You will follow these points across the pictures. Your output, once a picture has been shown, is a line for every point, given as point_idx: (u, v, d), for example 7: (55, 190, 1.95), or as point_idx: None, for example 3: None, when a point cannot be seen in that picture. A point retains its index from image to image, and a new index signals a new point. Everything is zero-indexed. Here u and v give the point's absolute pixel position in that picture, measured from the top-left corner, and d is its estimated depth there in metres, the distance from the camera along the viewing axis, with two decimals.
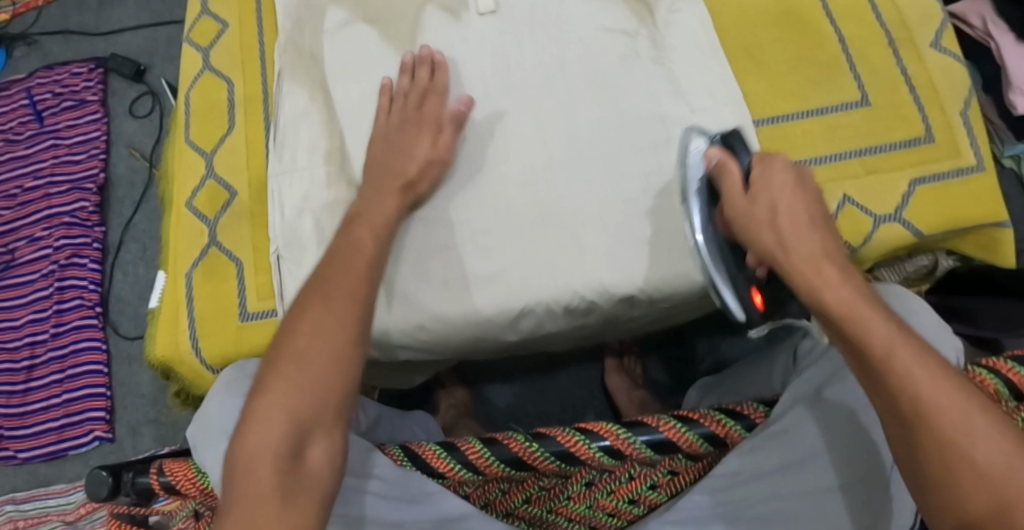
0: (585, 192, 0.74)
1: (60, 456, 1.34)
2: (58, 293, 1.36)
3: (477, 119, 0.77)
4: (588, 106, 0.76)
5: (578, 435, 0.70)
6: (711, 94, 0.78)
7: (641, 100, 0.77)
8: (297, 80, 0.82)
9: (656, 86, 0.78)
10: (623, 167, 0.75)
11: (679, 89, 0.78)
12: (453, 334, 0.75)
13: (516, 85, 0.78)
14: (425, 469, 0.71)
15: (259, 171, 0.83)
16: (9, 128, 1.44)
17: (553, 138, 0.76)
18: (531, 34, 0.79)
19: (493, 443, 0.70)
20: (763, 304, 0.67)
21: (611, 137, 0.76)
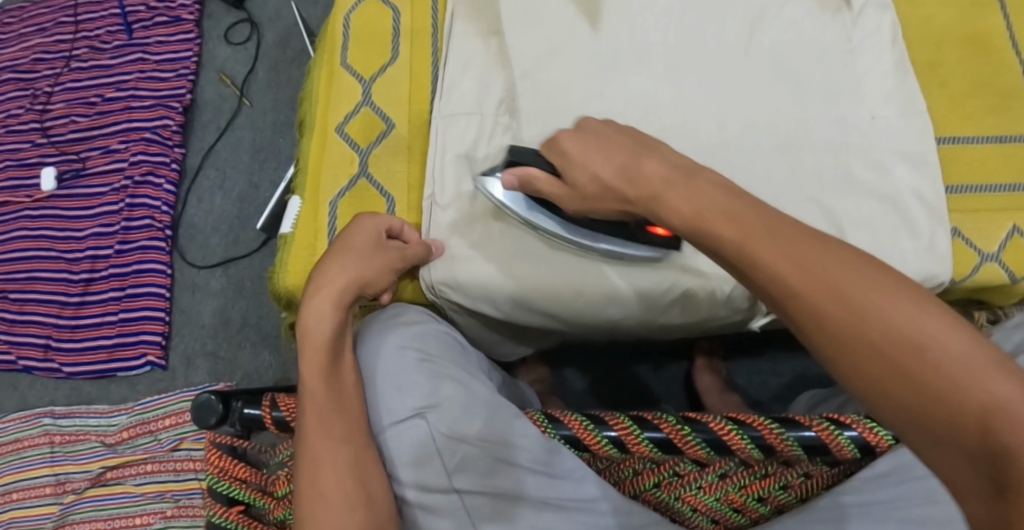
0: (760, 181, 0.75)
1: (107, 376, 1.31)
2: (127, 210, 1.32)
3: (660, 96, 0.78)
4: (770, 99, 0.78)
5: (731, 424, 0.69)
6: (896, 104, 0.78)
7: (822, 100, 0.78)
8: (469, 21, 0.82)
9: (838, 86, 0.78)
10: (800, 161, 0.76)
11: (860, 91, 0.78)
12: (607, 304, 0.76)
13: (699, 61, 0.79)
14: (569, 440, 0.70)
15: (420, 107, 0.84)
16: (97, 36, 1.40)
17: (732, 122, 0.77)
18: (716, 12, 0.81)
19: (642, 421, 0.70)
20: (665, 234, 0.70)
21: (789, 126, 0.77)
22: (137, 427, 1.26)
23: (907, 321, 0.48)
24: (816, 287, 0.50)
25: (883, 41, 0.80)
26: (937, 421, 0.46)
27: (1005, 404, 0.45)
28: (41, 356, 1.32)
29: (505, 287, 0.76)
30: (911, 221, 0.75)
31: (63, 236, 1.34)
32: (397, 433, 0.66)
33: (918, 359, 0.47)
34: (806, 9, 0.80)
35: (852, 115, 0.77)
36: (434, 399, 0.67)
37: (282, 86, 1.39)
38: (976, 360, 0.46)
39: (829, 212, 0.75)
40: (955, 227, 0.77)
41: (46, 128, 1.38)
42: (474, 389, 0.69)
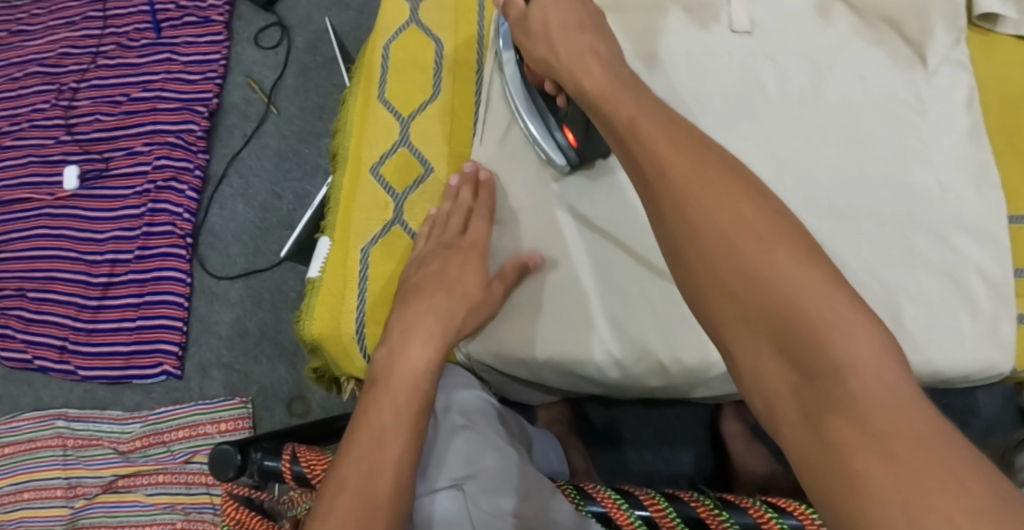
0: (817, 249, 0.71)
1: (122, 383, 1.29)
2: (149, 216, 1.30)
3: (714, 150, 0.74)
4: (827, 161, 0.73)
5: (770, 510, 0.65)
6: (965, 174, 0.72)
7: (886, 162, 0.73)
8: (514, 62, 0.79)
9: (905, 148, 0.73)
10: (860, 231, 0.71)
11: (927, 158, 0.73)
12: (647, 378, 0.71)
13: (757, 112, 0.75)
14: (600, 515, 0.68)
15: (460, 147, 0.82)
16: (125, 33, 1.37)
17: (789, 180, 0.73)
18: (781, 60, 0.76)
19: (676, 500, 0.67)
20: (575, 142, 0.73)
21: (849, 189, 0.72)
22: (150, 436, 1.25)
23: (786, 277, 0.47)
24: (700, 228, 0.51)
25: (954, 105, 0.74)
26: (785, 361, 0.46)
27: (847, 365, 0.44)
28: (56, 358, 1.30)
29: (553, 352, 0.71)
30: (976, 303, 0.70)
31: (83, 237, 1.32)
32: (432, 502, 0.63)
33: (806, 320, 0.46)
34: (872, 61, 0.75)
35: (915, 181, 0.72)
36: (472, 469, 0.64)
37: (311, 94, 1.35)
38: (838, 316, 0.46)
39: (885, 289, 0.70)
40: (1022, 313, 0.71)
41: (70, 125, 1.35)
42: (512, 459, 0.65)
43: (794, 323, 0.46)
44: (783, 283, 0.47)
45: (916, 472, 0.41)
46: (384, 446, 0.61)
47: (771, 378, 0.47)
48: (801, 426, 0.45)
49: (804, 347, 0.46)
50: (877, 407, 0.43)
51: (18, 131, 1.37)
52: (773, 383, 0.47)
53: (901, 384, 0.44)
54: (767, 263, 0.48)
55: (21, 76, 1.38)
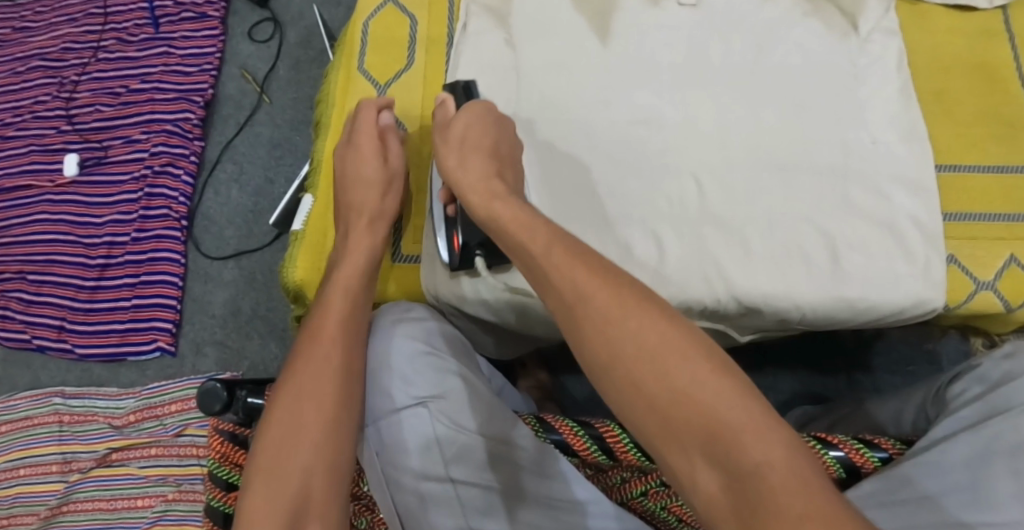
0: (761, 200, 0.76)
1: (118, 360, 1.34)
2: (145, 200, 1.36)
3: (665, 114, 0.79)
4: (771, 123, 0.79)
5: None
6: (896, 129, 0.78)
7: (823, 122, 0.79)
8: (480, 44, 0.82)
9: (840, 108, 0.79)
10: (801, 184, 0.77)
11: (862, 116, 0.79)
12: None
13: (704, 79, 0.80)
14: (559, 443, 0.72)
15: (431, 113, 0.87)
16: (125, 28, 1.44)
17: (733, 142, 0.78)
18: (729, 36, 0.81)
19: (630, 429, 0.70)
20: (457, 244, 0.76)
21: (791, 147, 0.78)
22: (144, 411, 1.29)
23: (697, 387, 0.54)
24: (621, 344, 0.57)
25: (886, 68, 0.80)
26: (708, 467, 0.52)
27: (767, 464, 0.50)
28: (54, 337, 1.35)
29: (520, 288, 0.76)
30: (909, 244, 0.75)
31: (82, 221, 1.37)
32: (398, 419, 0.67)
33: (721, 430, 0.52)
34: (812, 32, 0.81)
35: (850, 137, 0.78)
36: (439, 390, 0.67)
37: (302, 85, 1.42)
38: (751, 420, 0.52)
39: (825, 234, 0.75)
40: (951, 254, 0.76)
41: (71, 116, 1.42)
42: (478, 385, 0.69)
43: (708, 429, 0.52)
44: (695, 396, 0.53)
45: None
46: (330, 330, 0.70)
47: (702, 483, 0.52)
48: (729, 520, 0.50)
49: (727, 450, 0.52)
50: (796, 510, 0.48)
51: (21, 122, 1.43)
52: (705, 485, 0.52)
53: (812, 475, 0.50)
54: (684, 380, 0.54)
55: (24, 70, 1.45)
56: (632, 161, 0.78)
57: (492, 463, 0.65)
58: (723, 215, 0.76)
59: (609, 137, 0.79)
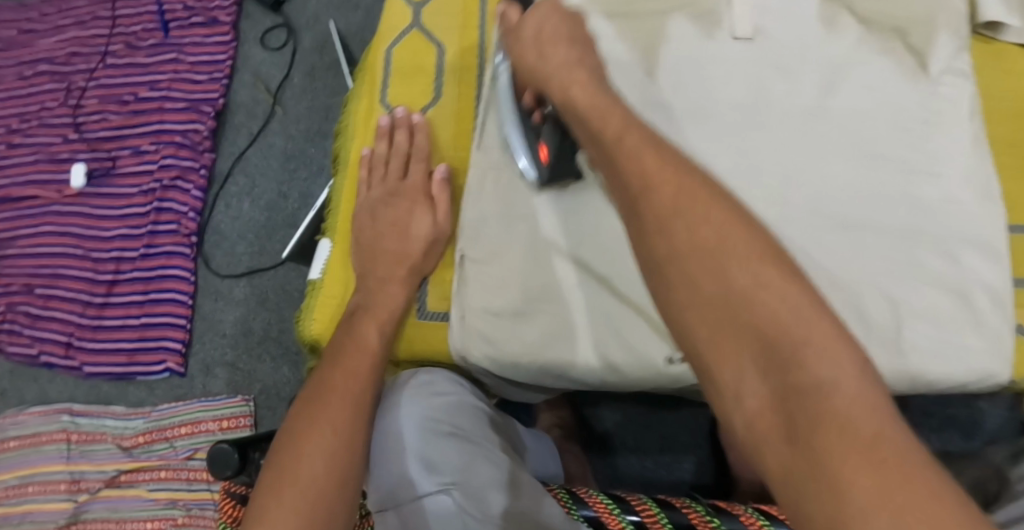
0: (820, 261, 0.68)
1: (126, 379, 1.31)
2: (154, 214, 1.31)
3: (714, 161, 0.72)
4: (832, 174, 0.71)
5: (761, 517, 0.66)
6: (972, 185, 0.70)
7: (891, 172, 0.70)
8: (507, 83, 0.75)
9: (910, 159, 0.71)
10: (866, 244, 0.69)
11: (934, 168, 0.70)
12: (636, 384, 0.71)
13: (759, 120, 0.72)
14: (592, 521, 0.66)
15: (460, 153, 0.82)
16: (133, 32, 1.39)
17: (791, 194, 0.70)
18: (784, 69, 0.74)
19: (669, 507, 0.67)
20: (547, 156, 0.72)
21: (854, 201, 0.70)
22: (153, 432, 1.26)
23: (766, 295, 0.47)
24: (690, 237, 0.50)
25: (960, 114, 0.71)
26: (763, 374, 0.45)
27: (833, 383, 0.43)
28: (62, 353, 1.32)
29: (556, 360, 0.71)
30: (979, 316, 0.68)
31: (90, 234, 1.33)
32: (421, 507, 0.60)
33: (786, 343, 0.45)
34: (882, 71, 0.72)
35: (920, 192, 0.70)
36: (463, 474, 0.61)
37: (317, 95, 1.36)
38: (820, 334, 0.45)
39: (889, 301, 0.68)
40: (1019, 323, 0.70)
41: (78, 124, 1.37)
42: (501, 469, 0.63)
43: (772, 340, 0.45)
44: (765, 304, 0.46)
45: (893, 485, 0.40)
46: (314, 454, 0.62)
47: (750, 396, 0.45)
48: (779, 443, 0.44)
49: (786, 362, 0.45)
50: (868, 444, 0.41)
51: (28, 128, 1.38)
52: (757, 397, 0.45)
53: (886, 404, 0.43)
54: (755, 285, 0.47)
55: (31, 74, 1.40)
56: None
57: None
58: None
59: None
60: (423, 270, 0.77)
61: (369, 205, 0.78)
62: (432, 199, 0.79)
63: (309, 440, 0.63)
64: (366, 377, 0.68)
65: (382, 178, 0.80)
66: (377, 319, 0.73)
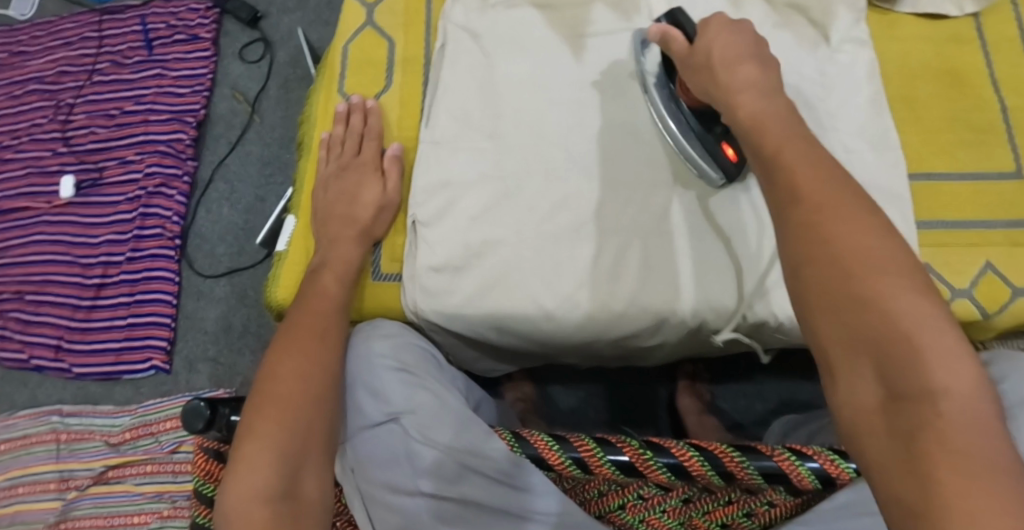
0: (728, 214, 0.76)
1: (114, 378, 1.36)
2: (140, 219, 1.38)
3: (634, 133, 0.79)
4: (743, 135, 0.77)
5: (692, 450, 0.71)
6: (868, 139, 0.77)
7: None
8: (452, 68, 0.83)
9: (812, 121, 0.77)
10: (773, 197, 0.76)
11: (833, 127, 0.77)
12: (576, 330, 0.76)
13: None
14: (534, 457, 0.71)
15: (408, 134, 0.88)
16: (119, 51, 1.47)
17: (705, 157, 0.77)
18: None
19: (606, 443, 0.72)
20: (734, 156, 0.75)
21: (763, 160, 0.76)
22: (139, 428, 1.31)
23: (907, 313, 0.52)
24: (819, 247, 0.55)
25: (854, 80, 0.79)
26: (874, 376, 0.52)
27: (948, 395, 0.49)
28: (51, 356, 1.37)
29: (499, 307, 0.76)
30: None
31: (78, 241, 1.39)
32: (373, 434, 0.69)
33: (910, 351, 0.51)
34: (787, 43, 0.80)
35: (823, 149, 0.77)
36: (411, 405, 0.69)
37: (292, 104, 1.44)
38: (941, 349, 0.50)
39: None
40: (925, 262, 0.75)
41: (67, 138, 1.44)
42: (449, 399, 0.70)
43: (892, 348, 0.51)
44: (903, 321, 0.51)
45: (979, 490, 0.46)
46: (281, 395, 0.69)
47: (861, 395, 0.52)
48: (884, 438, 0.50)
49: (905, 368, 0.51)
50: (970, 459, 0.47)
51: (18, 144, 1.45)
52: (866, 397, 0.52)
53: (986, 419, 0.49)
54: (890, 308, 0.52)
55: (22, 94, 1.48)
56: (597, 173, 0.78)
57: (459, 477, 0.66)
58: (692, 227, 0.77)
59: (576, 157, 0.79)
60: (377, 235, 0.84)
61: (325, 180, 0.85)
62: (382, 170, 0.85)
63: (281, 370, 0.71)
64: (332, 312, 0.76)
65: (339, 155, 0.86)
66: (336, 272, 0.79)
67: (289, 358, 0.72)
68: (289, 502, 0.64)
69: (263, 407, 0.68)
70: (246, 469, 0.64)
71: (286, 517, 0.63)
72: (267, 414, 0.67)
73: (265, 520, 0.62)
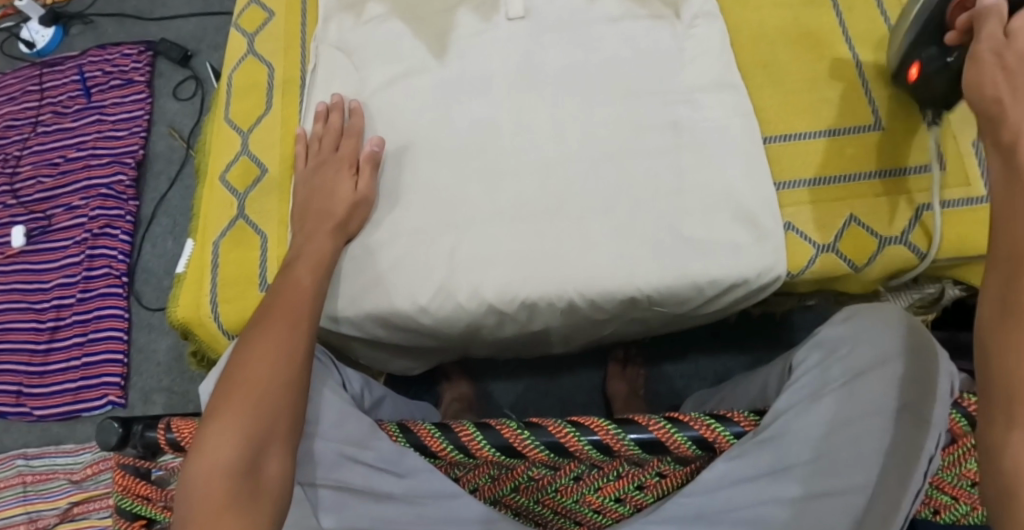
0: (594, 188, 0.80)
1: (74, 417, 1.39)
2: (88, 261, 1.42)
3: (501, 123, 0.83)
4: (606, 116, 0.82)
5: (570, 427, 0.73)
6: (723, 106, 0.82)
7: (651, 108, 0.82)
8: (327, 79, 0.88)
9: (667, 94, 0.83)
10: (633, 167, 0.80)
11: (689, 97, 0.83)
12: (461, 315, 0.80)
13: (537, 81, 0.84)
14: (418, 446, 0.75)
15: (288, 150, 0.89)
16: (60, 101, 1.52)
17: (569, 137, 0.82)
18: (556, 41, 0.85)
19: (486, 428, 0.74)
20: (913, 76, 0.80)
21: (623, 136, 0.81)
22: (100, 463, 1.31)
23: None
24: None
25: (709, 48, 0.85)
26: None
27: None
28: (13, 402, 1.40)
29: (380, 303, 0.79)
30: (752, 215, 0.79)
31: (31, 287, 1.43)
32: None
33: None
34: (640, 24, 0.85)
35: (683, 119, 0.82)
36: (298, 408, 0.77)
37: None
38: None
39: (669, 218, 0.78)
40: (790, 222, 0.81)
41: (16, 190, 1.49)
42: (324, 397, 0.77)
43: None
44: None
45: None
46: (248, 377, 0.67)
47: None
48: None
49: None
50: None
51: None
52: None
53: None
54: None
55: None
56: (477, 159, 0.82)
57: (340, 468, 0.74)
58: (563, 199, 0.80)
59: (457, 144, 0.83)
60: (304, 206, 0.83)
61: (220, 200, 0.88)
62: (357, 165, 0.82)
63: (251, 356, 0.69)
64: (308, 313, 0.73)
65: (316, 152, 0.84)
66: (309, 271, 0.76)
67: (259, 346, 0.70)
68: (247, 485, 0.61)
69: (230, 389, 0.66)
70: (207, 450, 0.62)
71: (243, 495, 0.61)
72: (234, 396, 0.66)
73: (223, 495, 0.60)
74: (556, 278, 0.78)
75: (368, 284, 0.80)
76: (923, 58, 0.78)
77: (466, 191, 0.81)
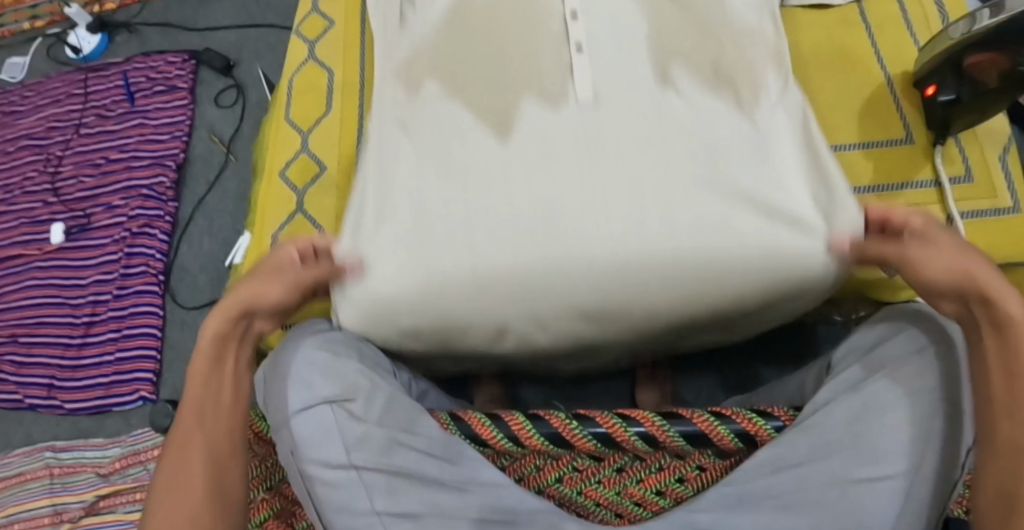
0: (674, 202, 0.76)
1: (104, 411, 1.41)
2: (126, 259, 1.45)
3: (571, 123, 0.79)
4: (647, 91, 0.80)
5: (617, 419, 0.79)
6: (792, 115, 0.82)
7: (727, 119, 0.79)
8: (392, 84, 0.88)
9: (743, 101, 0.80)
10: (713, 185, 0.76)
11: (767, 109, 0.81)
12: (539, 328, 0.80)
13: None
14: (469, 434, 0.79)
15: (347, 151, 0.94)
16: (103, 105, 1.57)
17: (651, 135, 0.78)
18: None
19: (537, 419, 0.79)
20: (931, 92, 0.87)
21: (707, 146, 0.78)
22: (129, 457, 1.33)
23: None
24: (997, 339, 0.66)
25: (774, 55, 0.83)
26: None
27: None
28: (45, 394, 1.43)
29: (442, 316, 0.79)
30: (797, 216, 0.76)
31: (68, 283, 1.47)
32: (303, 418, 0.73)
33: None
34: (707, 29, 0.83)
35: (757, 129, 0.80)
36: (349, 391, 0.75)
37: None
38: None
39: (749, 242, 0.76)
40: None
41: (57, 189, 1.53)
42: (377, 385, 0.77)
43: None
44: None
45: None
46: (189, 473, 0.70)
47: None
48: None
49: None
50: None
51: (12, 198, 1.55)
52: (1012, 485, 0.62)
53: None
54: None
55: (14, 150, 1.58)
56: (477, 148, 0.80)
57: (391, 452, 0.73)
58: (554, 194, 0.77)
59: (530, 141, 0.79)
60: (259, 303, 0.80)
61: (279, 195, 0.93)
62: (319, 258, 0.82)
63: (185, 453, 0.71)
64: (197, 446, 0.71)
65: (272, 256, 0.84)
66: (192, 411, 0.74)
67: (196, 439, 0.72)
68: None
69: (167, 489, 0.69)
70: None
71: None
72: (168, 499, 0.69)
73: None
74: (627, 298, 0.77)
75: (437, 295, 0.78)
76: (940, 84, 0.86)
77: (429, 196, 0.80)
